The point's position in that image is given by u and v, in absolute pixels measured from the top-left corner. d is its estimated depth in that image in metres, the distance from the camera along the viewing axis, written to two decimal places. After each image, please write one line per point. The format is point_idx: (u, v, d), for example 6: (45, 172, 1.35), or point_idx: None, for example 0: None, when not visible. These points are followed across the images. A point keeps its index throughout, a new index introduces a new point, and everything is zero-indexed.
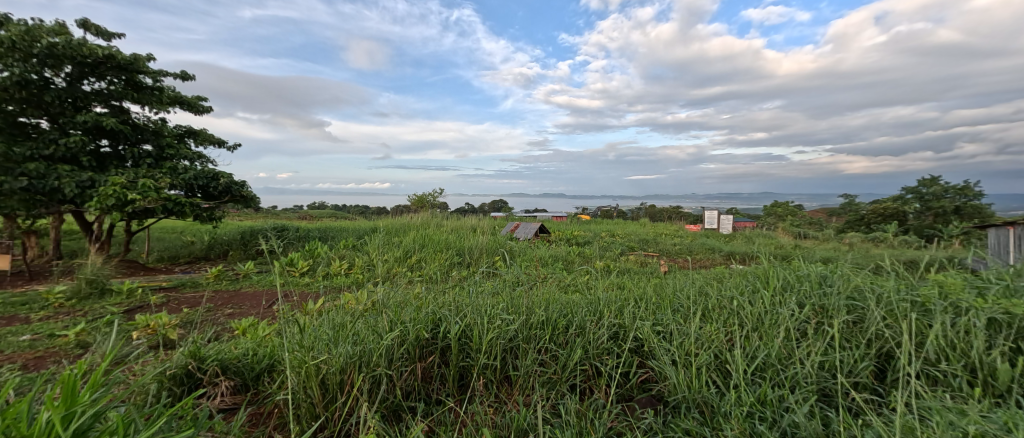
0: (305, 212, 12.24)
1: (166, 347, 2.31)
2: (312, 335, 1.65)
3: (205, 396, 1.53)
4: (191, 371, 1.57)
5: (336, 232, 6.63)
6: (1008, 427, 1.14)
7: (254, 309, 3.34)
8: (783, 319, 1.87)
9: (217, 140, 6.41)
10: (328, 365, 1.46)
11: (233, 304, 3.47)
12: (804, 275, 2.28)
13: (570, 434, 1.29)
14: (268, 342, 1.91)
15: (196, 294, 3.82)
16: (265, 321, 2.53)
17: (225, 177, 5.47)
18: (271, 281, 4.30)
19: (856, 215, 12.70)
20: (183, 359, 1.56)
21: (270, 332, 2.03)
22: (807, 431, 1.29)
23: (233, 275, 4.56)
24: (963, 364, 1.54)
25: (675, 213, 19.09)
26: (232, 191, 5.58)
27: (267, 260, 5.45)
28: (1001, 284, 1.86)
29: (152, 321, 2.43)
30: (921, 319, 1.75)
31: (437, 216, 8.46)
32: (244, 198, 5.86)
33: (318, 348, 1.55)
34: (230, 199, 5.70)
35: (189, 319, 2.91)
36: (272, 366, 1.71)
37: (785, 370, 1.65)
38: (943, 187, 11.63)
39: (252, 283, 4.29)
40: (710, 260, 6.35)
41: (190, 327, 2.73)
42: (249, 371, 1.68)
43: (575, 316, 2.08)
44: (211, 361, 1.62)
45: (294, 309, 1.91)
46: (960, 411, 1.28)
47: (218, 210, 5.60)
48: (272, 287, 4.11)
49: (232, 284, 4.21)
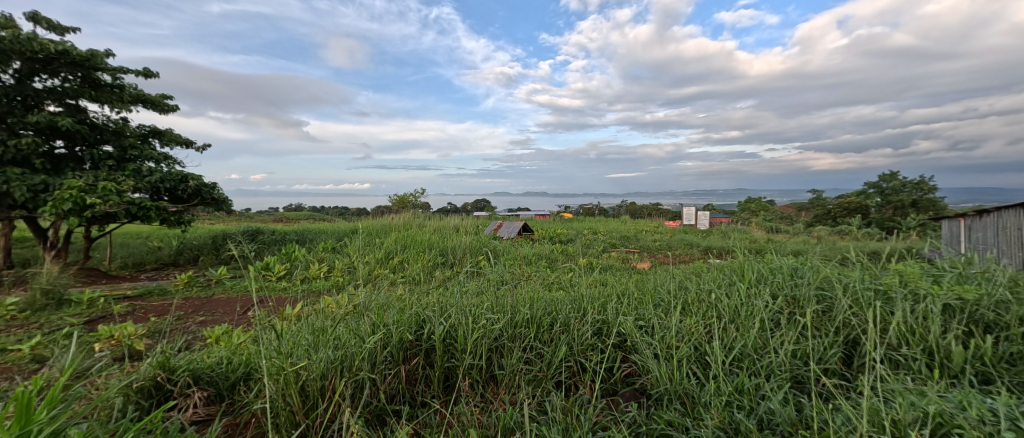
0: (281, 215, 11.87)
1: (131, 359, 2.22)
2: (291, 341, 1.64)
3: (176, 408, 1.50)
4: (160, 382, 1.53)
5: (314, 235, 6.49)
6: (962, 405, 1.25)
7: (227, 316, 3.26)
8: (757, 310, 1.96)
9: (186, 141, 6.20)
10: (308, 371, 1.46)
11: (205, 312, 3.37)
12: (777, 268, 2.39)
13: (555, 431, 1.32)
14: (244, 350, 1.87)
15: (165, 302, 3.69)
16: (240, 328, 2.48)
17: (196, 179, 5.37)
18: (245, 286, 4.20)
19: (824, 210, 13.28)
20: (152, 371, 1.52)
21: (245, 340, 1.99)
22: (783, 418, 1.36)
23: (203, 282, 4.42)
24: (921, 347, 1.66)
25: (654, 210, 19.55)
26: (202, 194, 5.46)
27: (239, 265, 5.31)
28: (954, 272, 2.02)
29: (116, 332, 2.34)
30: (884, 306, 1.88)
31: (419, 215, 8.47)
32: (215, 201, 5.72)
33: (296, 354, 1.55)
34: (201, 202, 5.55)
35: (156, 328, 2.81)
36: (248, 375, 1.68)
37: (761, 359, 1.74)
38: (901, 182, 12.39)
39: (225, 289, 4.16)
40: (688, 255, 6.57)
41: (158, 338, 2.64)
42: (224, 381, 1.65)
43: (559, 313, 2.13)
44: (182, 372, 1.59)
45: (269, 316, 1.88)
46: (920, 392, 1.39)
47: (187, 213, 5.42)
48: (247, 292, 4.01)
49: (204, 291, 4.07)
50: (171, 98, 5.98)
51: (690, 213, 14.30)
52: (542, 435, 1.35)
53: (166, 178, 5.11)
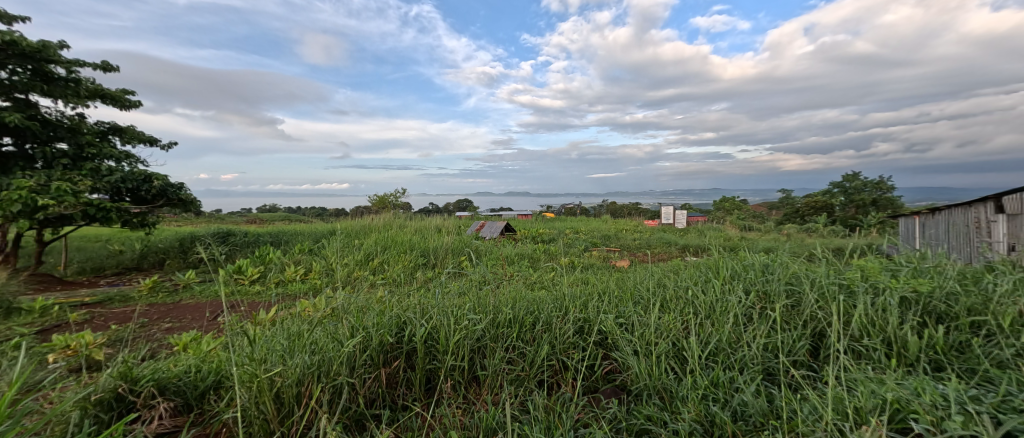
0: (255, 216, 11.55)
1: (89, 369, 2.14)
2: (265, 347, 1.62)
3: (140, 421, 1.45)
4: (122, 393, 1.47)
5: (289, 236, 6.35)
6: (917, 391, 1.34)
7: (196, 322, 3.16)
8: (732, 306, 2.05)
9: (150, 138, 5.97)
10: (283, 377, 1.44)
11: (171, 318, 3.27)
12: (749, 264, 2.50)
13: (536, 430, 1.35)
14: (214, 357, 1.83)
15: (127, 309, 3.55)
16: (209, 334, 2.42)
17: (160, 179, 5.15)
18: (216, 291, 4.09)
19: (793, 209, 13.84)
20: (113, 382, 1.46)
21: (214, 347, 1.95)
22: (755, 409, 1.43)
23: (169, 286, 4.27)
24: (881, 338, 1.77)
25: (633, 209, 19.92)
26: (168, 194, 5.25)
27: (209, 269, 5.15)
28: (910, 267, 2.15)
29: (72, 341, 2.25)
30: (847, 300, 2.00)
31: (400, 216, 8.39)
32: (183, 202, 5.50)
33: (270, 360, 1.52)
34: (166, 203, 5.35)
35: (117, 337, 2.70)
36: (218, 383, 1.65)
37: (734, 353, 1.81)
38: (863, 182, 13.03)
39: (194, 294, 4.03)
40: (667, 253, 6.74)
41: (119, 346, 2.55)
42: (191, 391, 1.61)
43: (541, 312, 2.17)
44: (146, 382, 1.54)
45: (241, 321, 1.85)
46: (880, 381, 1.49)
47: (151, 215, 5.23)
48: (217, 297, 3.90)
49: (170, 297, 3.94)
50: (133, 94, 5.75)
51: (668, 212, 14.65)
52: (525, 435, 1.38)
53: (128, 177, 4.89)
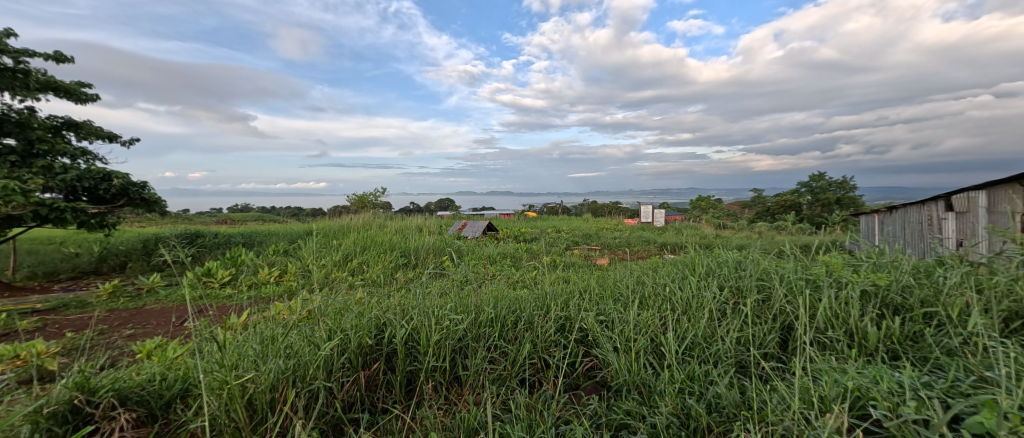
0: (226, 216, 11.17)
1: (41, 381, 2.04)
2: (236, 352, 1.59)
3: (99, 433, 1.39)
4: (78, 405, 1.40)
5: (263, 237, 6.18)
6: (875, 379, 1.44)
7: (161, 328, 3.06)
8: (707, 301, 2.13)
9: (108, 134, 5.72)
10: (256, 384, 1.42)
11: (134, 324, 3.15)
12: (723, 261, 2.59)
13: (517, 429, 1.38)
14: (180, 364, 1.78)
15: (84, 315, 3.40)
16: (176, 340, 2.35)
17: (120, 177, 4.96)
18: (183, 295, 3.95)
19: (764, 208, 14.35)
20: (68, 393, 1.39)
21: (181, 354, 1.90)
22: (728, 401, 1.50)
23: (132, 291, 4.11)
24: (844, 330, 1.88)
25: (613, 208, 20.24)
26: (129, 194, 5.06)
27: (175, 272, 4.98)
28: (870, 262, 2.28)
29: (22, 351, 2.14)
30: (813, 294, 2.10)
31: (380, 215, 8.29)
32: (146, 201, 5.35)
33: (242, 366, 1.50)
34: (127, 202, 5.14)
35: (74, 345, 2.59)
36: (185, 391, 1.60)
37: (709, 347, 1.89)
38: (828, 182, 13.63)
39: (159, 298, 3.89)
40: (646, 251, 6.90)
41: (76, 355, 2.44)
42: (156, 400, 1.55)
43: (523, 311, 2.20)
44: (105, 393, 1.47)
45: (209, 326, 1.80)
46: (842, 370, 1.58)
47: (110, 215, 5.02)
48: (183, 302, 3.79)
49: (133, 302, 3.78)
50: (90, 86, 5.49)
51: (647, 211, 14.95)
52: (506, 433, 1.40)
53: (85, 176, 4.68)
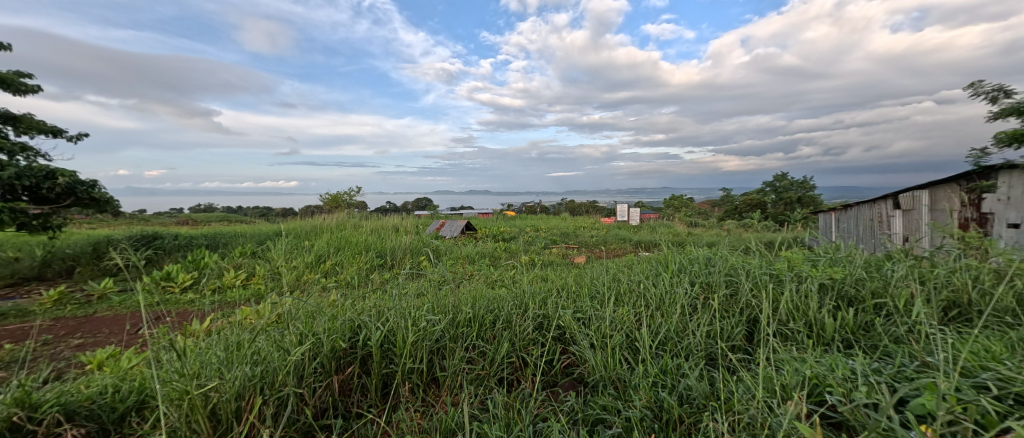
0: (188, 216, 10.68)
1: None
2: (198, 360, 1.55)
3: None
4: (18, 423, 1.30)
5: (228, 238, 5.96)
6: (832, 367, 1.54)
7: (114, 336, 2.92)
8: (679, 297, 2.22)
9: (52, 129, 5.38)
10: (219, 393, 1.39)
11: (83, 333, 2.99)
12: (695, 258, 2.70)
13: (494, 429, 1.40)
14: (135, 375, 1.71)
15: (26, 325, 3.20)
16: (131, 349, 2.26)
17: (66, 175, 4.65)
18: (138, 301, 3.77)
19: (732, 207, 14.91)
20: (6, 409, 1.32)
21: (136, 365, 1.83)
22: (699, 392, 1.57)
23: (81, 297, 3.89)
24: (804, 321, 2.00)
25: (590, 207, 20.54)
26: (76, 193, 4.76)
27: (130, 277, 4.74)
28: (827, 257, 2.43)
29: None
30: (777, 287, 2.22)
31: (355, 215, 8.13)
32: (95, 201, 5.03)
33: (204, 375, 1.46)
34: (75, 202, 4.85)
35: (15, 357, 2.43)
36: (142, 403, 1.55)
37: (681, 341, 1.97)
38: (790, 181, 14.29)
39: (112, 305, 3.70)
40: (622, 249, 7.06)
41: (16, 368, 2.30)
42: (109, 414, 1.49)
43: (501, 311, 2.22)
44: (49, 408, 1.39)
45: (166, 335, 1.74)
46: (802, 359, 1.68)
47: (56, 216, 4.74)
48: (138, 309, 3.62)
49: (82, 309, 3.58)
50: (30, 77, 5.15)
51: (621, 210, 15.26)
52: (483, 433, 1.43)
53: (25, 174, 4.38)
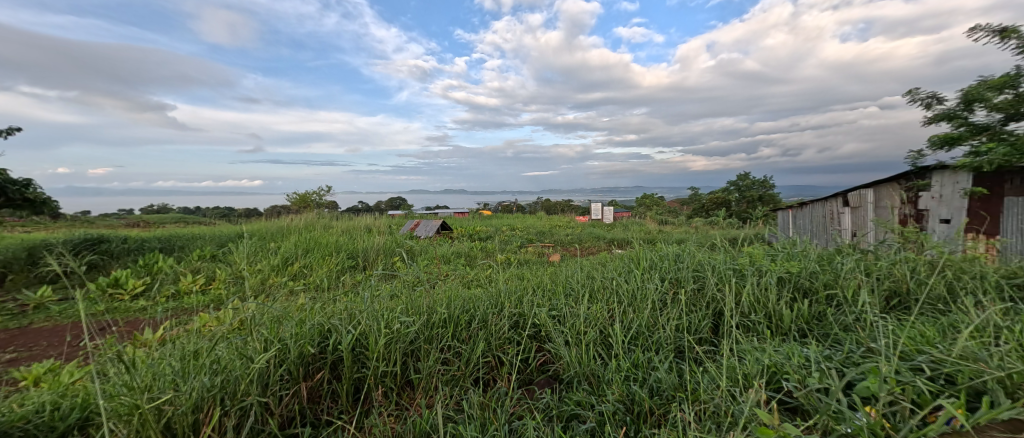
0: (141, 217, 10.09)
1: None
2: (151, 371, 1.48)
3: None
4: None
5: (185, 241, 5.69)
6: (789, 355, 1.65)
7: (53, 349, 2.75)
8: (649, 292, 2.31)
9: None
10: (174, 406, 1.34)
11: (18, 346, 2.80)
12: (664, 255, 2.81)
13: (469, 429, 1.43)
14: (77, 391, 1.62)
15: None
16: (72, 362, 2.14)
17: None
18: (82, 310, 3.55)
19: (700, 205, 15.47)
20: None
21: (77, 380, 1.74)
22: (667, 384, 1.65)
23: (14, 308, 3.63)
24: (764, 313, 2.12)
25: (565, 206, 20.80)
26: (8, 193, 4.41)
27: (74, 284, 4.46)
28: (785, 252, 2.59)
29: None
30: (739, 282, 2.34)
31: (325, 215, 7.91)
32: (30, 202, 4.69)
33: (158, 388, 1.41)
34: (6, 203, 4.49)
35: None
36: (86, 420, 1.46)
37: (652, 335, 2.05)
38: (753, 181, 14.96)
39: (51, 315, 3.47)
40: (595, 247, 7.21)
41: None
42: (47, 432, 1.40)
43: (476, 310, 2.24)
44: None
45: (112, 346, 1.66)
46: (761, 350, 1.79)
47: None
48: (81, 319, 3.42)
49: (17, 320, 3.35)
50: None
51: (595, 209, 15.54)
52: (458, 434, 1.44)
53: None
